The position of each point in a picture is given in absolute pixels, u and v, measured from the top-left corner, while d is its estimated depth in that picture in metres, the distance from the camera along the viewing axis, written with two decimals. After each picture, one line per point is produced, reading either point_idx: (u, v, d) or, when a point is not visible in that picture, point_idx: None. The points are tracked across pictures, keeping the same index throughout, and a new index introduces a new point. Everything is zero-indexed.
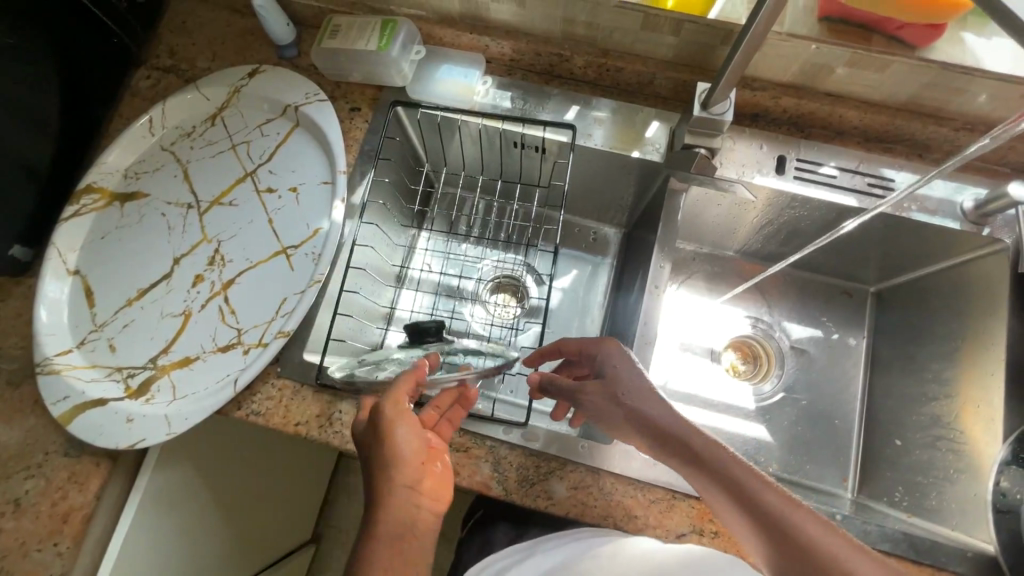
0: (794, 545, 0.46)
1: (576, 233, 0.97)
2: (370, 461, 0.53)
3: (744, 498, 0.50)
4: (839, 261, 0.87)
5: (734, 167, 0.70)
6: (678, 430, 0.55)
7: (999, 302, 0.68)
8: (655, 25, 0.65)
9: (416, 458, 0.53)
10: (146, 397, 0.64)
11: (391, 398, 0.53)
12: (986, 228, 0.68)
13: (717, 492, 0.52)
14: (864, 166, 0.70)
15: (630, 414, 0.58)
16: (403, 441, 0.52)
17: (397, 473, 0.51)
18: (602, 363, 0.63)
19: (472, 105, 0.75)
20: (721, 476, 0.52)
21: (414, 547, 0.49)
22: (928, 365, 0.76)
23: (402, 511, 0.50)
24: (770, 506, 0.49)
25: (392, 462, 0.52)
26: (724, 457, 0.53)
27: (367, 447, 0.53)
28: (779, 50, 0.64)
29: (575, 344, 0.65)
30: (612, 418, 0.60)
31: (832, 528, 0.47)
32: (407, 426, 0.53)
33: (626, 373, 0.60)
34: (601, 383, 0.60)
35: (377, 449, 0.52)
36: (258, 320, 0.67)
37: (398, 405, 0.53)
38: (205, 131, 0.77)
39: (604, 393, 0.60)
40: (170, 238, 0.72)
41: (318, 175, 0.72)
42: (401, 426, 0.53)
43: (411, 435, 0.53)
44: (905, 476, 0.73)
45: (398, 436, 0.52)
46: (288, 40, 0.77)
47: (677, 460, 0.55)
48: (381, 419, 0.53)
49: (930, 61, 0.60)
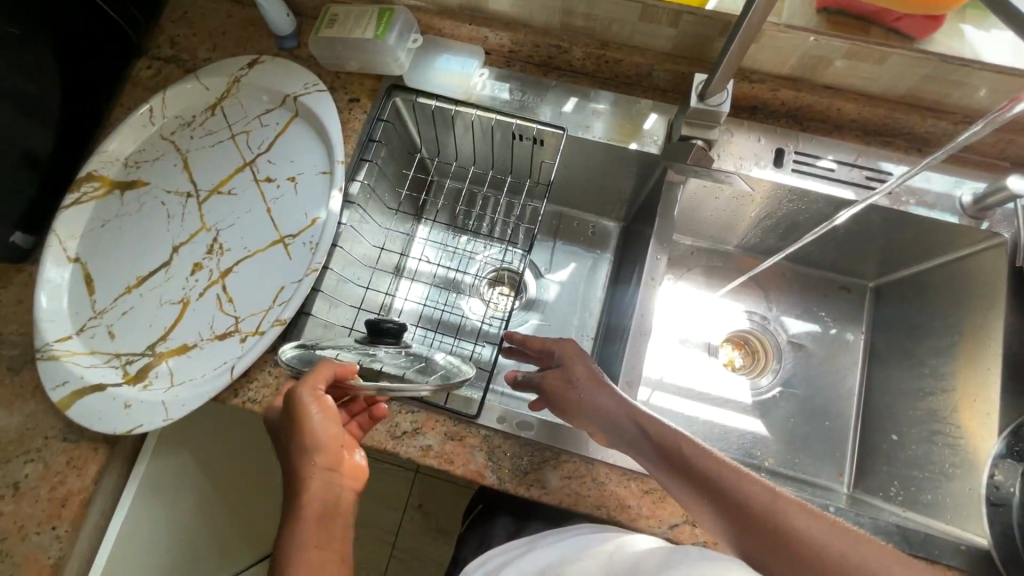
0: (765, 528, 0.47)
1: (575, 227, 0.98)
2: (290, 446, 0.53)
3: (711, 489, 0.50)
4: (838, 255, 0.86)
5: (732, 160, 0.70)
6: (638, 423, 0.56)
7: (997, 297, 0.68)
8: (653, 16, 0.65)
9: (332, 441, 0.53)
10: (144, 383, 0.64)
11: (305, 387, 0.52)
12: (984, 223, 0.68)
13: (683, 486, 0.52)
14: (862, 160, 0.70)
15: (587, 409, 0.60)
16: (319, 427, 0.52)
17: (315, 456, 0.52)
18: (556, 358, 0.66)
19: (469, 97, 0.75)
20: (684, 467, 0.52)
21: (334, 525, 0.51)
22: (926, 360, 0.76)
23: (321, 491, 0.52)
24: (738, 493, 0.49)
25: (311, 447, 0.52)
26: (688, 447, 0.53)
27: (286, 433, 0.54)
28: (778, 42, 0.64)
29: (530, 341, 0.68)
30: (569, 409, 0.61)
31: (798, 504, 0.49)
32: (324, 414, 0.53)
33: (578, 365, 0.63)
34: (557, 376, 0.64)
35: (295, 436, 0.52)
36: (254, 309, 0.67)
37: (312, 392, 0.52)
38: (205, 120, 0.77)
39: (560, 383, 0.63)
40: (169, 227, 0.72)
41: (316, 165, 0.72)
42: (316, 412, 0.52)
43: (327, 421, 0.53)
44: (901, 471, 0.73)
45: (315, 422, 0.52)
46: (287, 31, 0.78)
47: (641, 454, 0.56)
48: (297, 406, 0.52)
49: (930, 53, 0.60)
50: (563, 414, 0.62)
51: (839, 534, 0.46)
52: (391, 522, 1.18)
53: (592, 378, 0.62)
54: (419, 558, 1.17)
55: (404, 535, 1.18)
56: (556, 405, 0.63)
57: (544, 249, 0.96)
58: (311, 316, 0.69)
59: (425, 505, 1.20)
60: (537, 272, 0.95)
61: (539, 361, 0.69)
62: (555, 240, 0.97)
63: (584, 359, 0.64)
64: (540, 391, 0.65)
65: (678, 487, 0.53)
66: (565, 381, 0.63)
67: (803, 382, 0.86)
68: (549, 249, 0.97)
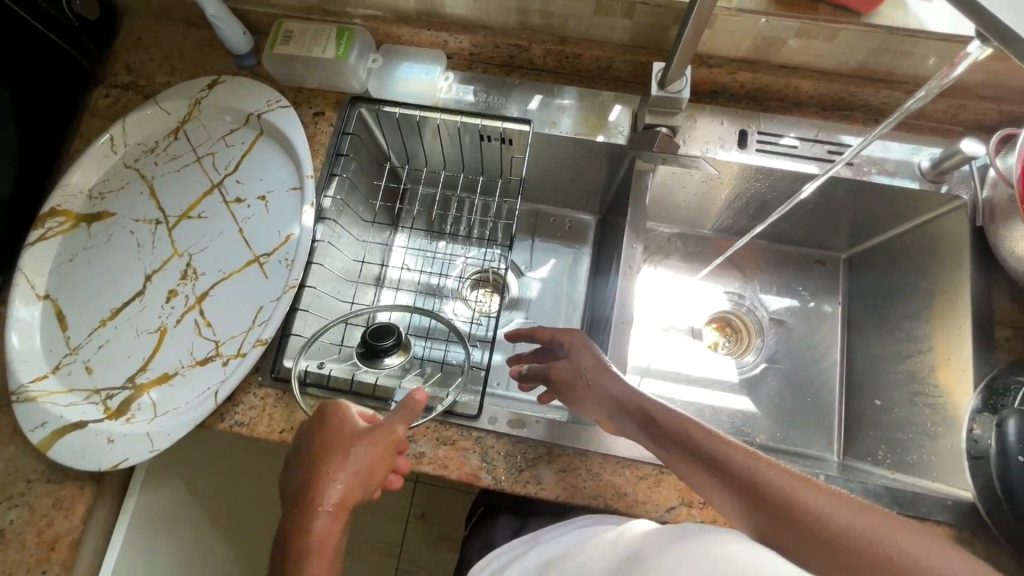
0: (772, 504, 0.47)
1: (551, 222, 0.98)
2: (323, 470, 0.52)
3: (719, 467, 0.51)
4: (809, 230, 0.88)
5: (698, 145, 0.71)
6: (648, 406, 0.58)
7: (961, 258, 0.70)
8: (608, 10, 0.66)
9: (374, 478, 0.54)
10: (126, 417, 0.63)
11: (392, 424, 0.55)
12: (944, 186, 0.70)
13: (692, 467, 0.52)
14: (822, 135, 0.72)
15: (597, 396, 0.61)
16: (369, 462, 0.53)
17: (350, 489, 0.52)
18: (564, 349, 0.67)
19: (435, 101, 0.76)
20: (690, 447, 0.53)
21: (337, 563, 0.51)
22: (901, 324, 0.78)
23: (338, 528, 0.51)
24: (747, 470, 0.49)
25: (354, 474, 0.53)
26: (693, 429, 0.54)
27: (324, 448, 0.53)
28: (730, 27, 0.65)
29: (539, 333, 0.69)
30: (579, 395, 0.63)
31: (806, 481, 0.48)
32: (381, 452, 0.54)
33: (585, 356, 0.64)
34: (565, 366, 0.65)
35: (348, 457, 0.53)
36: (234, 331, 0.67)
37: (388, 431, 0.55)
38: (168, 145, 0.76)
39: (568, 374, 0.64)
40: (140, 256, 0.71)
41: (285, 182, 0.72)
42: (378, 448, 0.54)
43: (384, 459, 0.55)
44: (885, 434, 0.75)
45: (369, 453, 0.54)
46: (245, 49, 0.77)
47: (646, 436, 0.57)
48: (374, 439, 0.54)
49: (876, 26, 0.62)
50: (573, 401, 0.64)
51: (846, 507, 0.45)
52: (394, 533, 1.18)
53: (598, 367, 0.63)
54: (425, 567, 1.16)
55: (408, 546, 1.17)
56: (564, 392, 0.64)
57: (523, 247, 0.97)
58: (292, 333, 0.68)
59: (427, 513, 1.19)
60: (518, 271, 0.95)
61: (546, 352, 0.70)
62: (532, 238, 0.98)
63: (591, 348, 0.65)
64: (548, 382, 0.66)
65: (687, 470, 0.53)
66: (574, 368, 0.64)
67: (786, 356, 0.87)
68: (528, 247, 0.97)
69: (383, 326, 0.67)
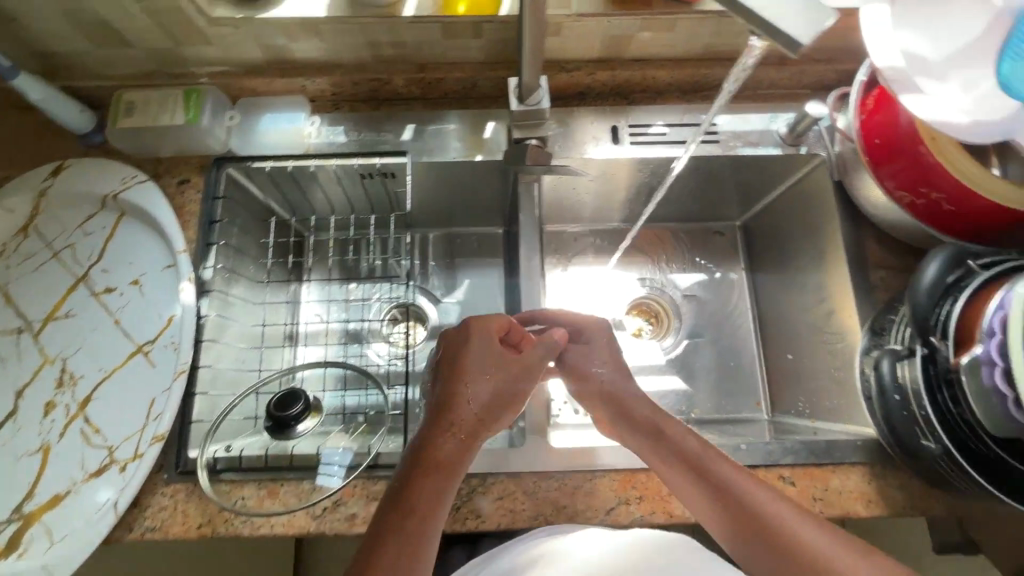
0: (770, 534, 0.48)
1: (461, 243, 0.98)
2: (456, 380, 0.55)
3: (720, 489, 0.51)
4: (702, 206, 0.92)
5: (574, 148, 0.73)
6: (657, 418, 0.58)
7: (828, 211, 0.74)
8: (457, 34, 0.65)
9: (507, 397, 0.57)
10: (18, 553, 0.56)
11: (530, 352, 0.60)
12: (802, 147, 0.73)
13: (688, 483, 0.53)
14: (687, 118, 0.75)
15: (602, 390, 0.63)
16: (494, 388, 0.56)
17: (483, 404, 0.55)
18: (582, 335, 0.67)
19: (306, 148, 0.73)
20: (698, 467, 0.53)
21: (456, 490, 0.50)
22: (796, 280, 0.83)
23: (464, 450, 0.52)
24: (750, 497, 0.50)
25: (501, 381, 0.57)
26: (705, 455, 0.54)
27: (456, 366, 0.56)
28: (577, 32, 0.67)
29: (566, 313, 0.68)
30: (584, 381, 0.64)
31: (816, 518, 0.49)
32: (511, 363, 0.58)
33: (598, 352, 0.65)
34: (580, 353, 0.65)
35: (471, 369, 0.56)
36: (128, 432, 0.62)
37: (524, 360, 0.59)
38: (18, 245, 0.69)
39: (580, 359, 0.65)
40: (4, 372, 0.64)
41: (158, 261, 0.68)
42: (500, 377, 0.57)
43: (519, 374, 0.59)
44: (802, 386, 0.79)
45: (489, 366, 0.57)
46: (88, 128, 0.72)
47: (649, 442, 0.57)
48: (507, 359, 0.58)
49: (707, 12, 0.65)
50: (579, 378, 0.64)
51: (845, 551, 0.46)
52: None
53: (612, 362, 0.65)
54: None
55: None
56: (569, 368, 0.65)
57: (437, 273, 0.97)
58: (195, 420, 0.64)
59: None
60: (435, 297, 0.95)
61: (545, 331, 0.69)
62: (444, 263, 0.97)
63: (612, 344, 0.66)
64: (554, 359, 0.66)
65: (682, 484, 0.54)
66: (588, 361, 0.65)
67: (704, 329, 0.91)
68: (443, 272, 0.97)
69: (287, 393, 0.66)
